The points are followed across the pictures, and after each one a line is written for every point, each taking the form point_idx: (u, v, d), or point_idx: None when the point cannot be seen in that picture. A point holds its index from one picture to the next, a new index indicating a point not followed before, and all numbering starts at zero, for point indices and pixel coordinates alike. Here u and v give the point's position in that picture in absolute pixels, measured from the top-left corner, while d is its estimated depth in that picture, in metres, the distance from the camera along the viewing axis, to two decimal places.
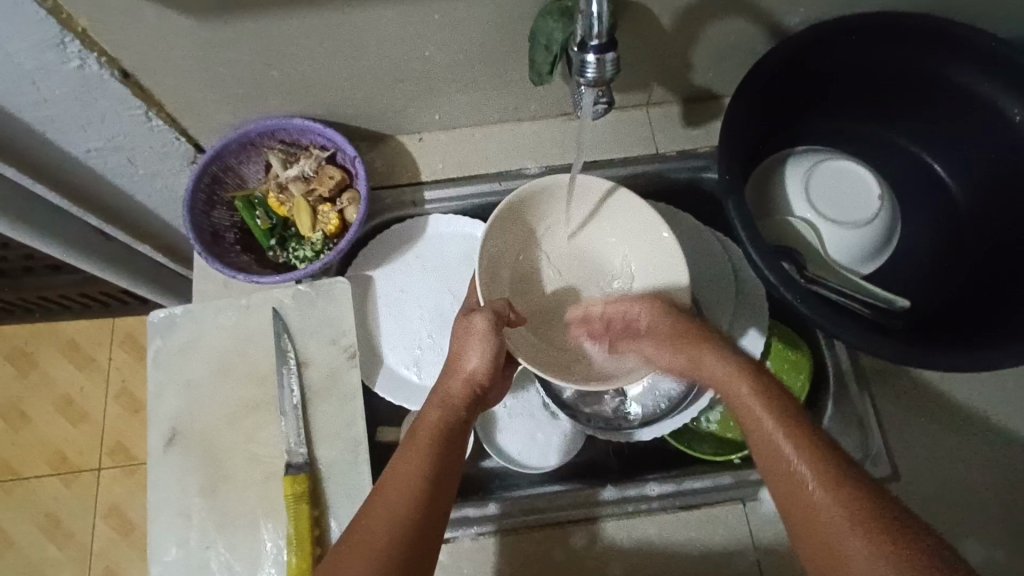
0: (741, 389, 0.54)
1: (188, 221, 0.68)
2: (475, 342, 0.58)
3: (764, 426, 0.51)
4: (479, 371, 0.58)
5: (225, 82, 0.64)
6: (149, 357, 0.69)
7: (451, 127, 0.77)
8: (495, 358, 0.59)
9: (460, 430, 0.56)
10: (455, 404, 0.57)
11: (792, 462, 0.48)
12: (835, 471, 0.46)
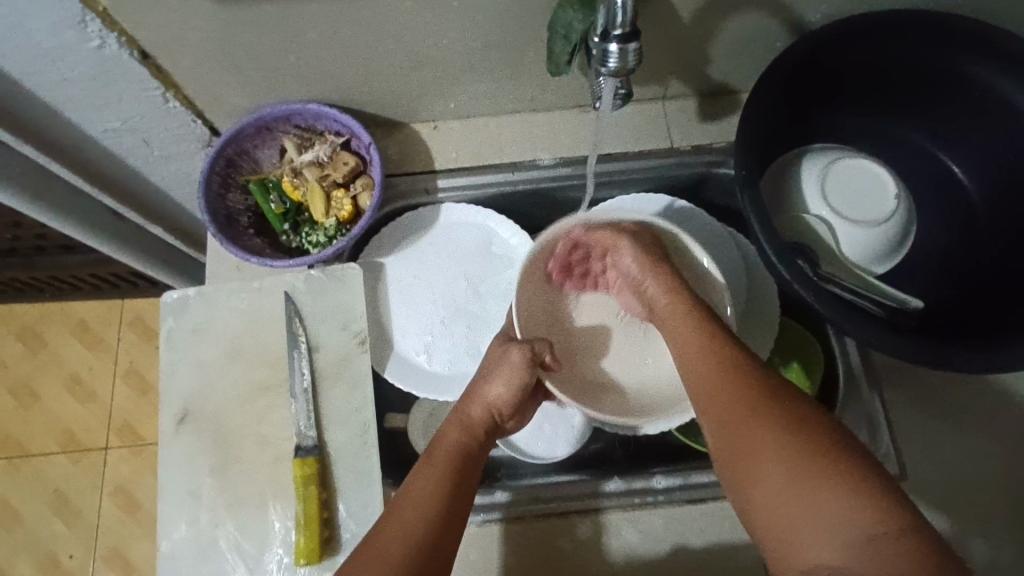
0: (700, 368, 0.54)
1: (204, 203, 0.68)
2: (505, 372, 0.60)
3: (722, 407, 0.51)
4: (503, 400, 0.60)
5: (243, 65, 0.64)
6: (162, 337, 0.70)
7: (466, 116, 0.77)
8: (520, 391, 0.60)
9: (479, 455, 0.57)
10: (473, 431, 0.59)
11: (754, 441, 0.48)
12: (796, 443, 0.47)
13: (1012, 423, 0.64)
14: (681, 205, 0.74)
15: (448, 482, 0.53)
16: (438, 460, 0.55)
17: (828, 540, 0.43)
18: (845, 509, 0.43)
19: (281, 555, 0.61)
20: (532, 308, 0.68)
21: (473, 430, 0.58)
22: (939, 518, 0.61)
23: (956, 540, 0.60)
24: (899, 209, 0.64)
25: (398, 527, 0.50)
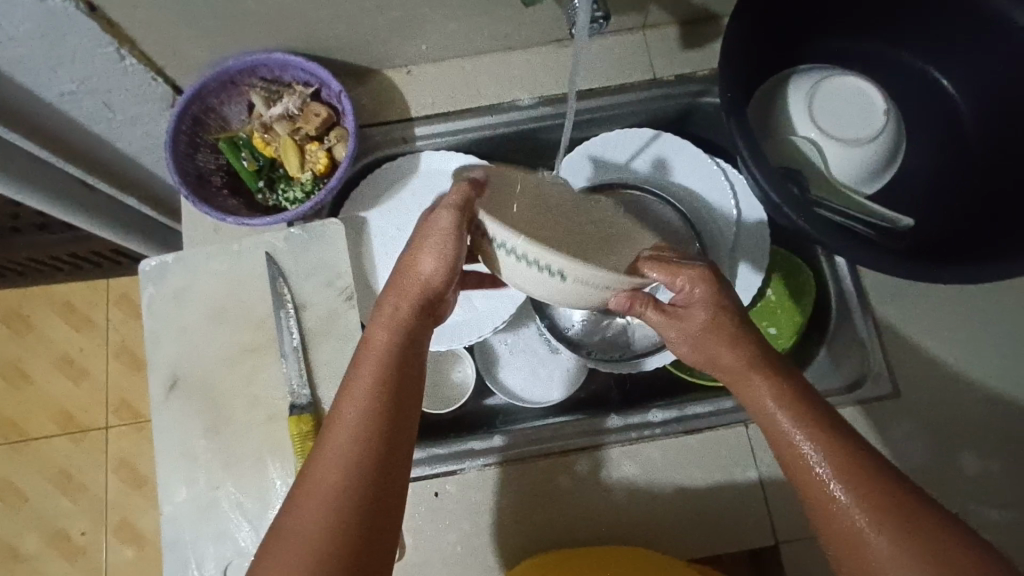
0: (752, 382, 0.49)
1: (171, 164, 0.65)
2: (433, 242, 0.51)
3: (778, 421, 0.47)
4: (435, 279, 0.52)
5: (199, 13, 0.61)
6: (143, 305, 0.68)
7: (440, 58, 0.74)
8: (453, 261, 0.52)
9: (414, 348, 0.51)
10: (405, 319, 0.51)
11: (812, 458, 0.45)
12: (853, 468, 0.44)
13: (1003, 337, 0.64)
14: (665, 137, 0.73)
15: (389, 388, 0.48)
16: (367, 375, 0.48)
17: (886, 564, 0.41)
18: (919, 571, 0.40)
19: None
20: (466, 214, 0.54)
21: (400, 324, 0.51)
22: (930, 432, 0.62)
23: (947, 453, 0.61)
24: (886, 125, 0.63)
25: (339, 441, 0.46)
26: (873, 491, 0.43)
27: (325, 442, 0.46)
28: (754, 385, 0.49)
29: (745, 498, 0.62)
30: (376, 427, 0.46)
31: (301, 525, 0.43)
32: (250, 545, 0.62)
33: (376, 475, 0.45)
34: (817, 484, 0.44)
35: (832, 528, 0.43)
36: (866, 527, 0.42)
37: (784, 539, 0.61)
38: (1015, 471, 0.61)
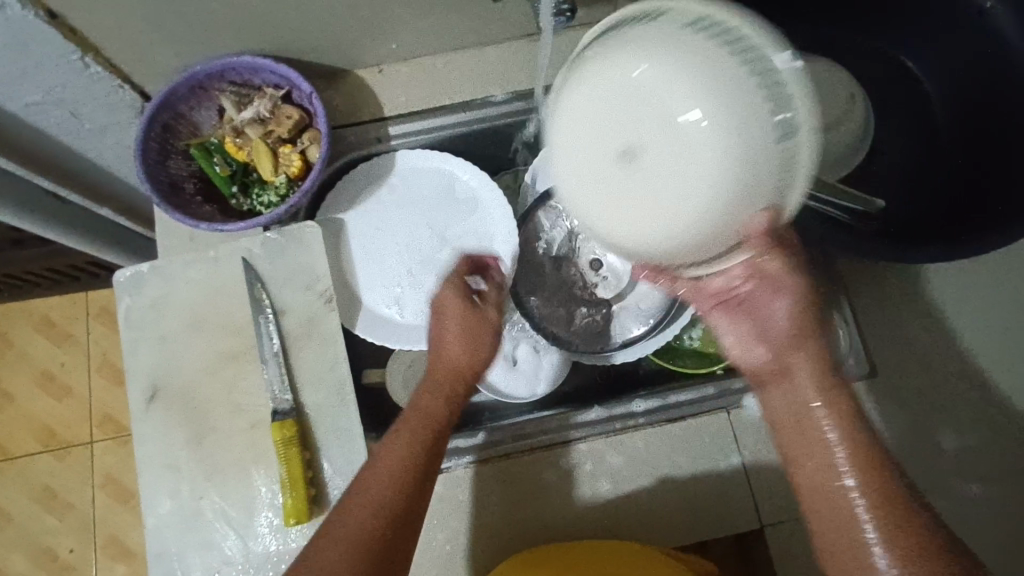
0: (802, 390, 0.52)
1: (142, 173, 0.65)
2: (461, 321, 0.63)
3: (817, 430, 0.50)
4: (466, 358, 0.62)
5: (164, 18, 0.60)
6: (120, 316, 0.67)
7: (412, 57, 0.73)
8: (483, 342, 0.63)
9: (450, 417, 0.58)
10: (444, 388, 0.60)
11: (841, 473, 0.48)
12: (883, 488, 0.47)
13: (975, 315, 0.65)
14: None
15: (419, 443, 0.54)
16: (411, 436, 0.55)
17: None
18: None
19: (270, 517, 0.62)
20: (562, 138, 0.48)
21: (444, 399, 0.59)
22: (907, 411, 0.63)
23: (924, 430, 0.63)
24: (851, 114, 0.64)
25: (366, 485, 0.52)
26: (908, 542, 0.45)
27: (358, 484, 0.52)
28: (810, 419, 0.51)
29: (730, 484, 0.62)
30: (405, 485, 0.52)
31: (317, 564, 0.48)
32: (237, 553, 0.61)
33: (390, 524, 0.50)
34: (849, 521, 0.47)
35: (847, 559, 0.47)
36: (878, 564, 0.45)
37: (769, 523, 0.61)
38: (991, 445, 0.62)
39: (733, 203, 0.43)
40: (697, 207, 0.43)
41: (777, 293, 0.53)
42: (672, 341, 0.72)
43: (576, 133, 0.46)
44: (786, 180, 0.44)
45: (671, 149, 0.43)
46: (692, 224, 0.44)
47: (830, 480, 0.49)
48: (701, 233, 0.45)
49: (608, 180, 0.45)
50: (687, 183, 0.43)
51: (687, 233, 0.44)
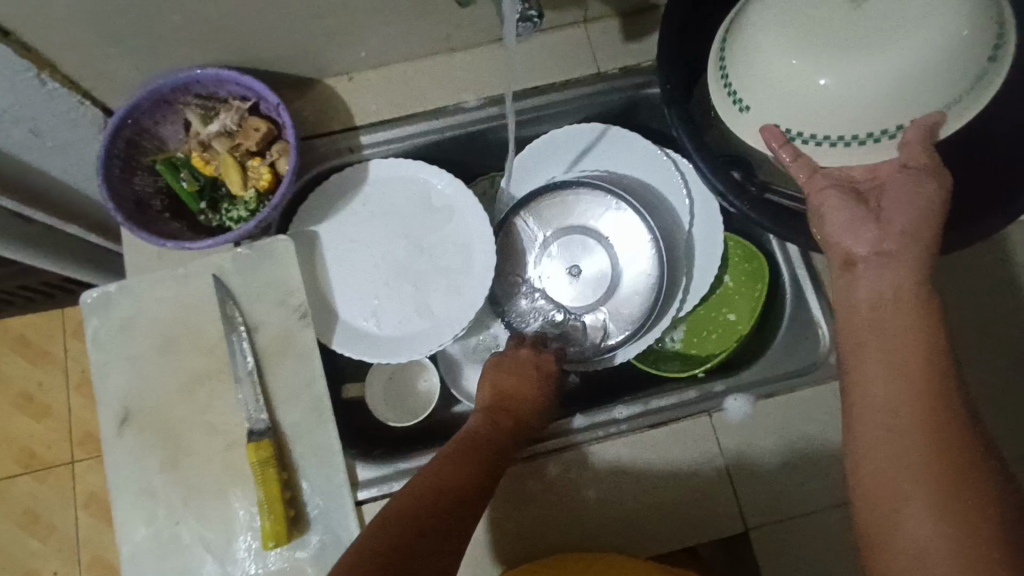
0: (900, 320, 0.47)
1: (106, 191, 0.63)
2: (528, 371, 0.63)
3: (901, 365, 0.45)
4: (530, 401, 0.61)
5: (121, 32, 0.59)
6: (88, 339, 0.66)
7: (381, 64, 0.72)
8: (544, 388, 0.63)
9: (504, 445, 0.58)
10: (504, 419, 0.60)
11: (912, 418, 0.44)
12: (952, 445, 0.42)
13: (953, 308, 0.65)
14: (612, 132, 0.73)
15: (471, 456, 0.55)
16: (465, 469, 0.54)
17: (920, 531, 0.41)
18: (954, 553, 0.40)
19: (249, 540, 0.60)
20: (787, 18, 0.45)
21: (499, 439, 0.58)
22: None
23: None
24: None
25: (423, 476, 0.53)
26: (967, 467, 0.42)
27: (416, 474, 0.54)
28: (897, 321, 0.47)
29: (714, 488, 0.62)
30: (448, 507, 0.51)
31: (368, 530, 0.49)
32: None
33: (429, 514, 0.50)
34: (913, 433, 0.43)
35: (892, 464, 0.43)
36: (914, 510, 0.42)
37: (754, 526, 0.61)
38: None
39: (885, 90, 0.44)
40: (842, 77, 0.44)
41: (906, 206, 0.48)
42: (656, 345, 0.75)
43: (787, 1, 0.45)
44: (977, 91, 0.46)
45: (885, 6, 0.43)
46: (840, 89, 0.45)
47: (900, 386, 0.45)
48: (844, 105, 0.46)
49: (825, 32, 0.44)
50: (868, 55, 0.43)
51: (828, 104, 0.46)
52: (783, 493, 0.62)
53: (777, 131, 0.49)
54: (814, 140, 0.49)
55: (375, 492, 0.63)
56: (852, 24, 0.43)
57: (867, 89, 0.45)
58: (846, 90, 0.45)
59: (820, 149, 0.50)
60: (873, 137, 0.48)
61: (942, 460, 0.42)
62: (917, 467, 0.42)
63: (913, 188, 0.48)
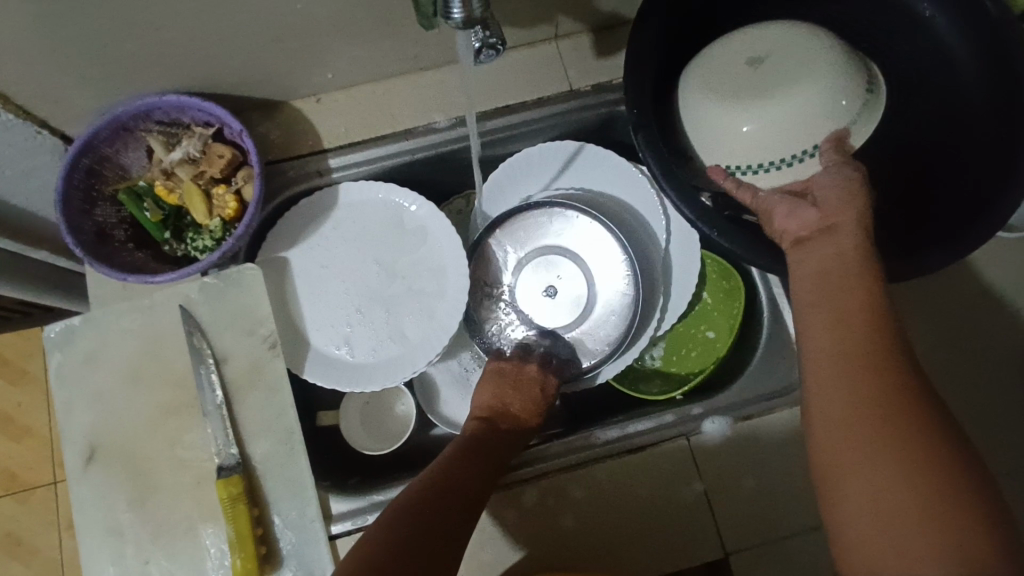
0: (853, 291, 0.48)
1: (66, 222, 0.61)
2: (522, 382, 0.66)
3: (853, 332, 0.46)
4: (523, 411, 0.64)
5: (74, 62, 0.57)
6: (51, 374, 0.64)
7: (349, 84, 0.71)
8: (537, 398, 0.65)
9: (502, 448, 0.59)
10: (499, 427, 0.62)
11: (864, 378, 0.44)
12: (907, 403, 0.42)
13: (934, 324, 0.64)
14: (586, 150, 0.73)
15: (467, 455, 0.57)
16: (462, 460, 0.55)
17: (871, 487, 0.41)
18: (905, 508, 0.39)
19: None
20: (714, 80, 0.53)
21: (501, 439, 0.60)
22: None
23: None
24: None
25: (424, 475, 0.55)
26: (918, 420, 0.42)
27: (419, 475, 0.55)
28: (852, 285, 0.48)
29: (692, 512, 0.61)
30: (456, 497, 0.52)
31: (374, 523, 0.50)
32: None
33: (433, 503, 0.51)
34: (866, 391, 0.44)
35: (849, 424, 0.43)
36: (868, 466, 0.41)
37: (733, 550, 0.61)
38: None
39: (798, 133, 0.51)
40: (760, 124, 0.51)
41: (847, 202, 0.50)
42: (636, 364, 0.74)
43: (706, 71, 0.53)
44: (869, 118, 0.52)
45: (786, 61, 0.51)
46: (766, 130, 0.51)
47: (854, 347, 0.46)
48: (766, 147, 0.52)
49: (744, 86, 0.51)
50: (776, 108, 0.50)
51: (752, 146, 0.52)
52: (763, 514, 0.61)
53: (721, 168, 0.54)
54: (751, 170, 0.54)
55: (350, 525, 0.62)
56: (757, 85, 0.51)
57: (788, 126, 0.51)
58: (772, 127, 0.51)
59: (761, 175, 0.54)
60: (796, 158, 0.52)
61: (894, 414, 0.42)
62: (871, 422, 0.42)
63: (837, 175, 0.50)
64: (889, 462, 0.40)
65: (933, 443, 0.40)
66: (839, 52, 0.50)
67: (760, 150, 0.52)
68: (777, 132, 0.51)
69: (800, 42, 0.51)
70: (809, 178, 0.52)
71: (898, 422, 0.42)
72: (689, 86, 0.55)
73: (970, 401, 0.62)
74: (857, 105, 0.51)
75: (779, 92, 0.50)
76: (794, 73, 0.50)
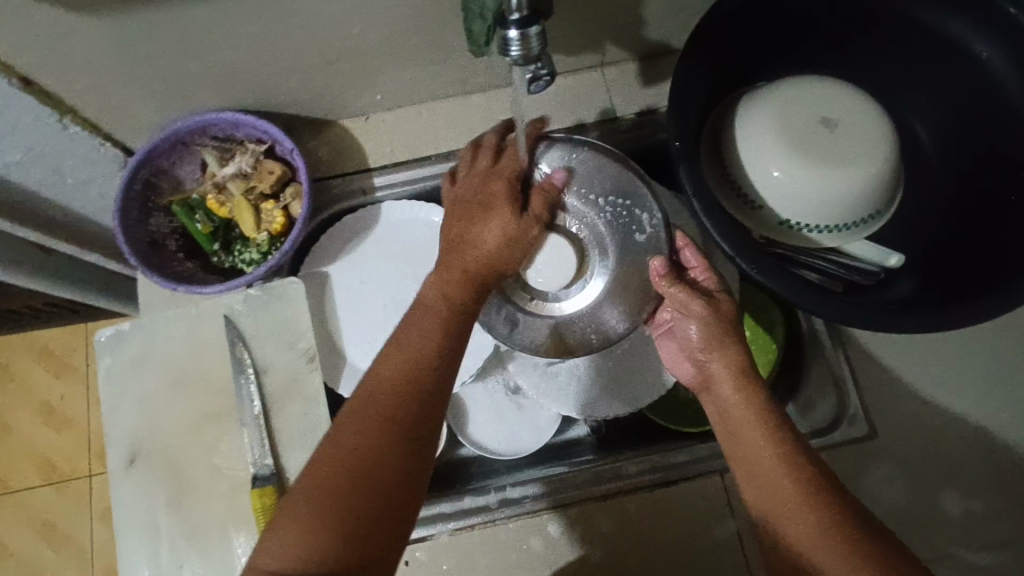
0: (732, 397, 0.53)
1: (123, 231, 0.64)
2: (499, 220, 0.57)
3: (743, 429, 0.51)
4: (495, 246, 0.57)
5: (142, 81, 0.60)
6: (100, 376, 0.66)
7: (397, 105, 0.72)
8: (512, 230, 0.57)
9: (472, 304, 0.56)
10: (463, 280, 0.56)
11: (766, 468, 0.49)
12: (802, 481, 0.48)
13: (981, 370, 0.63)
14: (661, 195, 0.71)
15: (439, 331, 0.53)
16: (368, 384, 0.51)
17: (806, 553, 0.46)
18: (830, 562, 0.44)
19: None
20: (785, 121, 0.57)
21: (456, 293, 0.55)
22: (912, 473, 0.61)
23: (930, 494, 0.61)
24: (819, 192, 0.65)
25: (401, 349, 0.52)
26: (816, 492, 0.47)
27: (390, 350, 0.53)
28: (740, 409, 0.52)
29: (722, 551, 0.60)
30: (372, 423, 0.49)
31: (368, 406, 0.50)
32: None
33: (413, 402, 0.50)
34: (787, 506, 0.48)
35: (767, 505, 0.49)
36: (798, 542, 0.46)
37: None
38: (1000, 509, 0.60)
39: (810, 204, 0.57)
40: (789, 178, 0.57)
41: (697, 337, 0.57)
42: (669, 395, 0.71)
43: (776, 110, 0.58)
44: (885, 206, 0.59)
45: (846, 133, 0.56)
46: (797, 182, 0.56)
47: (740, 424, 0.52)
48: (781, 200, 0.58)
49: (800, 138, 0.56)
50: (813, 171, 0.56)
51: (772, 191, 0.58)
52: None
53: (662, 265, 0.59)
54: (793, 227, 0.59)
55: None
56: (815, 145, 0.56)
57: (819, 188, 0.56)
58: (805, 179, 0.56)
59: (800, 235, 0.60)
60: (829, 228, 0.59)
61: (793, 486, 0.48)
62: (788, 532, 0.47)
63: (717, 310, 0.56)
64: (803, 529, 0.46)
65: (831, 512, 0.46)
66: (889, 136, 0.57)
67: (786, 200, 0.58)
68: (808, 190, 0.56)
69: (862, 125, 0.56)
70: (817, 242, 0.60)
71: (783, 478, 0.48)
72: (754, 116, 0.58)
73: (1008, 445, 0.61)
74: (877, 195, 0.58)
75: (833, 162, 0.55)
76: (845, 148, 0.56)
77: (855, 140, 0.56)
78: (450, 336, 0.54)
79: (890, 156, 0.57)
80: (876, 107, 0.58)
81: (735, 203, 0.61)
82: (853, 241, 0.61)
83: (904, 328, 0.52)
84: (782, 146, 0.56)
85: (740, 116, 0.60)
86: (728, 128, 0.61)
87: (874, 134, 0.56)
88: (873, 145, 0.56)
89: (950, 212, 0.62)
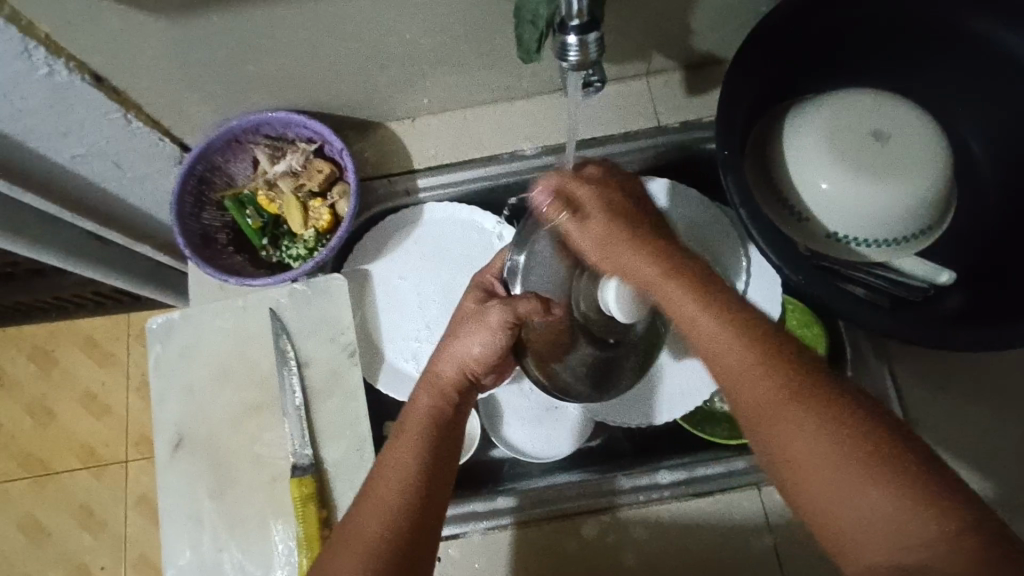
0: (686, 304, 0.48)
1: (177, 225, 0.66)
2: (483, 333, 0.54)
3: (713, 336, 0.46)
4: (479, 355, 0.55)
5: (202, 81, 0.62)
6: (151, 363, 0.69)
7: (442, 110, 0.74)
8: (496, 350, 0.55)
9: (452, 410, 0.54)
10: (444, 390, 0.54)
11: (748, 375, 0.44)
12: (789, 381, 0.43)
13: None
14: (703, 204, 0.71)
15: (426, 432, 0.51)
16: (409, 427, 0.52)
17: (823, 471, 0.40)
18: (855, 483, 0.39)
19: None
20: (839, 133, 0.56)
21: (440, 394, 0.54)
22: None
23: None
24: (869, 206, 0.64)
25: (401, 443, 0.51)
26: (821, 396, 0.42)
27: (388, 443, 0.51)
28: (697, 317, 0.47)
29: (758, 566, 0.60)
30: (423, 456, 0.50)
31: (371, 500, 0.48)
32: None
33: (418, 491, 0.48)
34: (764, 387, 0.43)
35: (769, 420, 0.43)
36: (813, 456, 0.41)
37: None
38: None
39: (862, 217, 0.56)
40: (842, 192, 0.56)
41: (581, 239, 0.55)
42: (704, 405, 0.70)
43: (829, 121, 0.57)
44: (936, 222, 0.59)
45: (901, 147, 0.55)
46: (850, 196, 0.56)
47: (714, 332, 0.46)
48: (830, 212, 0.57)
49: (854, 151, 0.55)
50: (866, 184, 0.55)
51: (821, 204, 0.57)
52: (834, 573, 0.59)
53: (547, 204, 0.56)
54: (841, 240, 0.59)
55: None
56: (869, 157, 0.55)
57: (873, 201, 0.55)
58: (859, 192, 0.55)
59: (848, 249, 0.59)
60: (878, 242, 0.58)
61: (798, 394, 0.42)
62: (779, 437, 0.42)
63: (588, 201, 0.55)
64: (816, 445, 0.41)
65: (849, 420, 0.41)
66: (943, 149, 0.56)
67: (837, 213, 0.57)
68: (861, 204, 0.56)
69: (919, 139, 0.55)
70: (864, 255, 0.59)
71: (774, 384, 0.43)
72: (809, 127, 0.58)
73: None
74: (928, 211, 0.57)
75: (889, 176, 0.55)
76: (902, 162, 0.55)
77: (911, 155, 0.55)
78: (463, 407, 0.55)
79: (944, 172, 0.56)
80: (930, 121, 0.56)
81: (780, 214, 0.60)
82: (902, 255, 0.60)
83: (957, 345, 0.51)
84: (836, 158, 0.56)
85: (793, 127, 0.59)
86: (776, 139, 0.60)
87: (931, 149, 0.55)
88: (929, 159, 0.55)
89: (1005, 231, 0.60)
